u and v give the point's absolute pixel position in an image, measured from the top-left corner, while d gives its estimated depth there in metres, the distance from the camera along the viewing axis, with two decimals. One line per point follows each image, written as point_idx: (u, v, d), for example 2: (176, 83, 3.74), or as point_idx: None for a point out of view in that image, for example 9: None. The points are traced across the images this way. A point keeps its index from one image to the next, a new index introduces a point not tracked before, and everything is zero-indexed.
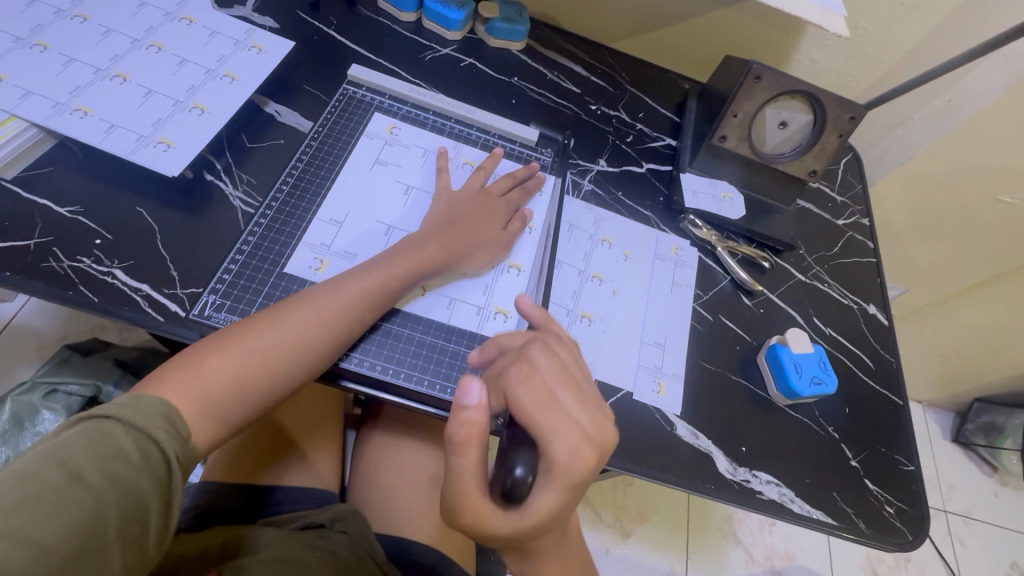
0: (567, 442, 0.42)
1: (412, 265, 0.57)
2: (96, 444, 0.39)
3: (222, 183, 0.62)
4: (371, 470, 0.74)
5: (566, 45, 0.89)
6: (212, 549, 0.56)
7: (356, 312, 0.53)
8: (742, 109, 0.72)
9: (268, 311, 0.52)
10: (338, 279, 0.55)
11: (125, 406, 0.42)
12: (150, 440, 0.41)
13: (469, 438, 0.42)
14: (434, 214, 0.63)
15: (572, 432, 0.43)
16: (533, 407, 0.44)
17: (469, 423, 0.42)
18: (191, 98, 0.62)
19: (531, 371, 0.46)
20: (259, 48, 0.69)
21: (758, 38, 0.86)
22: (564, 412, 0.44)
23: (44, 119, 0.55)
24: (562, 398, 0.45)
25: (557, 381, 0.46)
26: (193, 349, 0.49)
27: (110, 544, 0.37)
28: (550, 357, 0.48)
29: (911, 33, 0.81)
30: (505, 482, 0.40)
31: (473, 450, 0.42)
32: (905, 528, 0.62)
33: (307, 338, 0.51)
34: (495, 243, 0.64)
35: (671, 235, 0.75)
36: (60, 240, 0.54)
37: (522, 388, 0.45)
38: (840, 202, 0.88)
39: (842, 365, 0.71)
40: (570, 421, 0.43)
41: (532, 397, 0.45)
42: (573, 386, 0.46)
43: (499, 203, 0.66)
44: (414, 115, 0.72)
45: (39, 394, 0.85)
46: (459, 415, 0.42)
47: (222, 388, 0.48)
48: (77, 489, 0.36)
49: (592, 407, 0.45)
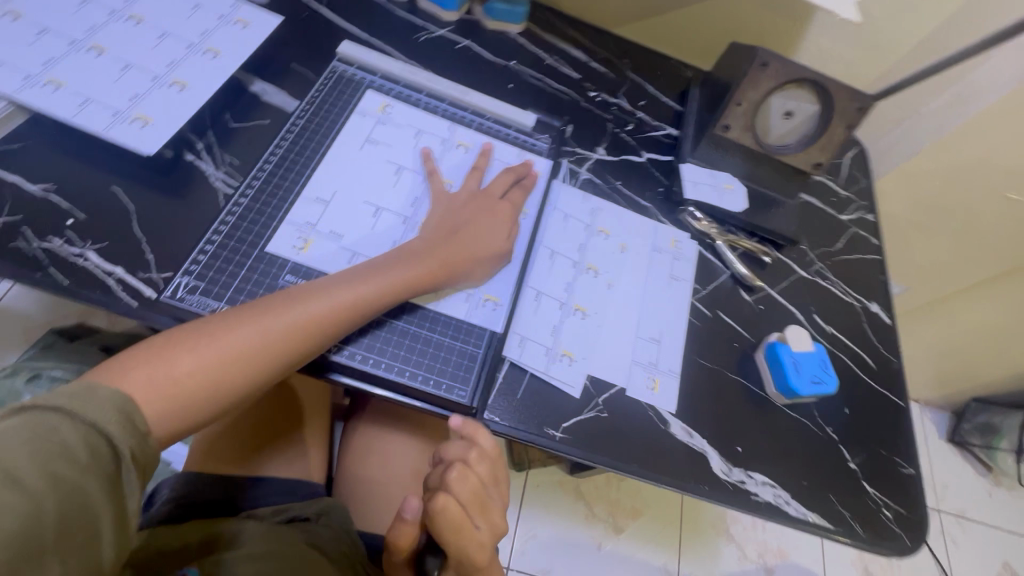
0: (469, 556, 0.52)
1: (411, 274, 0.54)
2: (40, 441, 0.36)
3: (202, 162, 0.59)
4: (356, 462, 0.72)
5: (566, 29, 0.86)
6: (191, 545, 0.54)
7: (340, 321, 0.51)
8: (746, 98, 0.69)
9: (250, 307, 0.49)
10: (329, 281, 0.52)
11: (76, 399, 0.39)
12: (101, 435, 0.39)
13: (402, 543, 0.54)
14: (433, 220, 0.60)
15: (475, 545, 0.52)
16: (445, 535, 0.51)
17: (403, 535, 0.54)
18: (171, 74, 0.59)
19: (447, 500, 0.51)
20: (244, 23, 0.66)
21: (764, 25, 0.84)
22: (471, 533, 0.51)
23: (14, 91, 0.52)
24: (471, 519, 0.52)
25: (470, 506, 0.52)
26: (167, 340, 0.46)
27: (48, 553, 0.35)
28: (467, 480, 0.52)
29: (923, 22, 0.78)
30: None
31: (403, 550, 0.55)
32: (902, 532, 0.61)
33: (287, 342, 0.49)
34: (493, 253, 0.60)
35: (670, 227, 0.73)
36: (30, 219, 0.51)
37: (442, 519, 0.51)
38: (844, 197, 0.85)
39: (842, 365, 0.69)
40: (475, 540, 0.52)
41: (445, 522, 0.51)
42: (482, 504, 0.53)
43: (500, 206, 0.63)
44: (406, 95, 0.70)
45: (22, 379, 0.84)
46: (399, 525, 0.54)
47: (191, 384, 0.46)
48: (13, 491, 0.34)
49: (493, 519, 0.54)
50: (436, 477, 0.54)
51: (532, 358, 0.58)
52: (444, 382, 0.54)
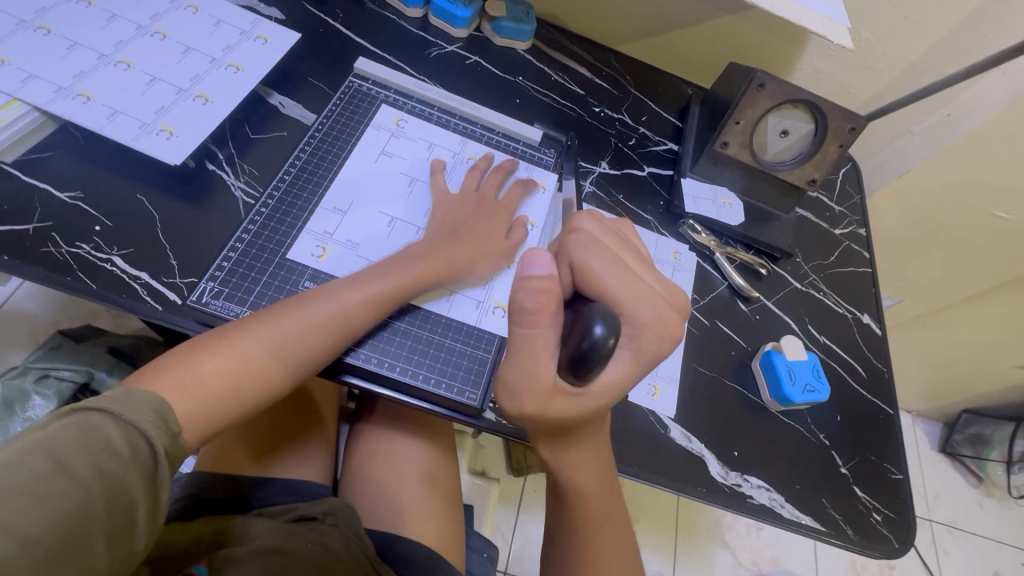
0: (654, 311, 0.45)
1: (418, 272, 0.57)
2: (86, 436, 0.38)
3: (223, 172, 0.62)
4: (363, 464, 0.74)
5: (571, 47, 0.90)
6: (203, 539, 0.56)
7: (353, 322, 0.53)
8: (744, 116, 0.73)
9: (269, 310, 0.52)
10: (342, 282, 0.55)
11: (118, 400, 0.41)
12: (139, 433, 0.41)
13: (542, 307, 0.40)
14: (436, 217, 0.63)
15: (655, 301, 0.45)
16: (605, 268, 0.45)
17: (541, 291, 0.40)
18: (195, 87, 0.62)
19: (590, 238, 0.47)
20: (264, 38, 0.69)
21: (761, 46, 0.87)
22: (632, 275, 0.46)
23: (46, 102, 0.55)
24: (627, 264, 0.47)
25: (622, 247, 0.48)
26: (188, 348, 0.48)
27: (95, 539, 0.37)
28: (604, 227, 0.49)
29: (912, 46, 0.82)
30: (586, 340, 0.39)
31: (548, 317, 0.41)
32: (891, 536, 0.63)
33: (305, 340, 0.51)
34: (495, 246, 0.63)
35: (670, 239, 0.75)
36: (60, 225, 0.53)
37: (590, 254, 0.45)
38: (837, 212, 0.88)
39: (835, 374, 0.72)
40: (647, 288, 0.46)
41: (605, 265, 0.45)
42: (633, 253, 0.49)
43: (498, 207, 0.66)
44: (419, 110, 0.72)
45: (31, 379, 0.84)
46: (531, 281, 0.40)
47: (215, 389, 0.48)
48: (64, 480, 0.36)
49: (656, 275, 0.48)
50: (559, 241, 0.49)
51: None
52: (455, 385, 0.56)
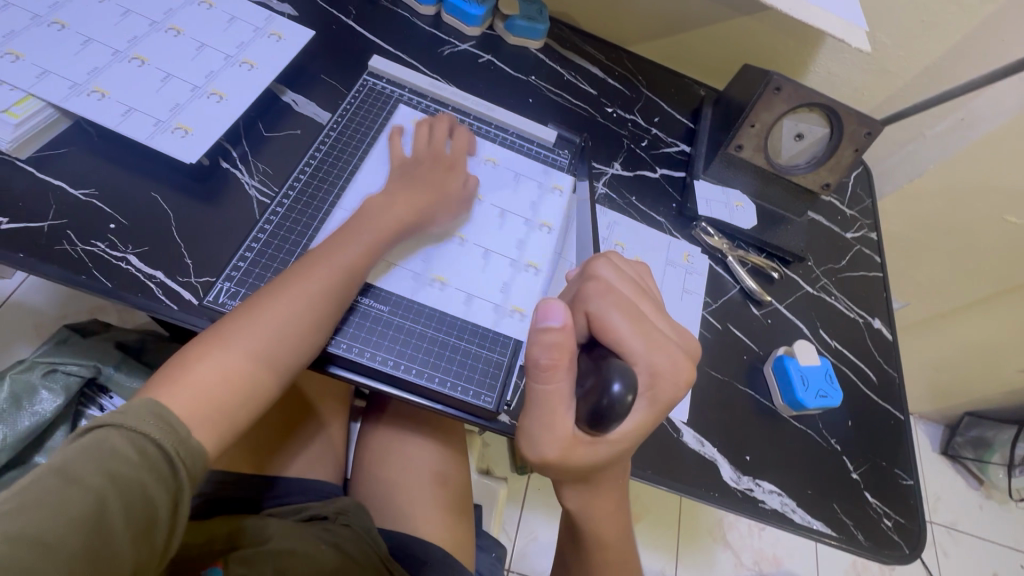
0: (667, 358, 0.46)
1: (375, 236, 0.57)
2: (92, 449, 0.39)
3: (237, 171, 0.61)
4: (375, 463, 0.74)
5: (584, 46, 0.89)
6: (216, 541, 0.56)
7: (325, 290, 0.52)
8: (759, 119, 0.72)
9: (245, 302, 0.52)
10: (308, 259, 0.54)
11: (119, 412, 0.42)
12: (145, 440, 0.41)
13: (557, 361, 0.43)
14: (393, 173, 0.63)
15: (666, 345, 0.47)
16: (624, 319, 0.46)
17: (556, 345, 0.42)
18: (209, 84, 0.61)
19: (608, 287, 0.49)
20: (278, 36, 0.68)
21: (775, 48, 0.86)
22: (647, 326, 0.47)
23: (61, 99, 0.55)
24: (642, 311, 0.48)
25: (638, 296, 0.49)
26: (180, 357, 0.48)
27: (119, 537, 0.38)
28: (620, 275, 0.51)
29: (928, 50, 0.81)
30: (603, 398, 0.41)
31: (563, 371, 0.43)
32: (902, 541, 0.63)
33: (281, 322, 0.50)
34: (450, 199, 0.63)
35: (683, 242, 0.75)
36: (75, 223, 0.53)
37: (606, 304, 0.47)
38: (849, 216, 0.88)
39: (846, 379, 0.72)
40: (660, 333, 0.47)
41: (620, 313, 0.47)
42: (648, 299, 0.50)
43: (450, 161, 0.66)
44: (433, 109, 0.72)
45: (39, 373, 0.82)
46: (546, 337, 0.42)
47: (212, 388, 0.47)
48: (77, 490, 0.37)
49: (669, 320, 0.50)
50: (577, 289, 0.51)
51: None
52: (471, 388, 0.56)
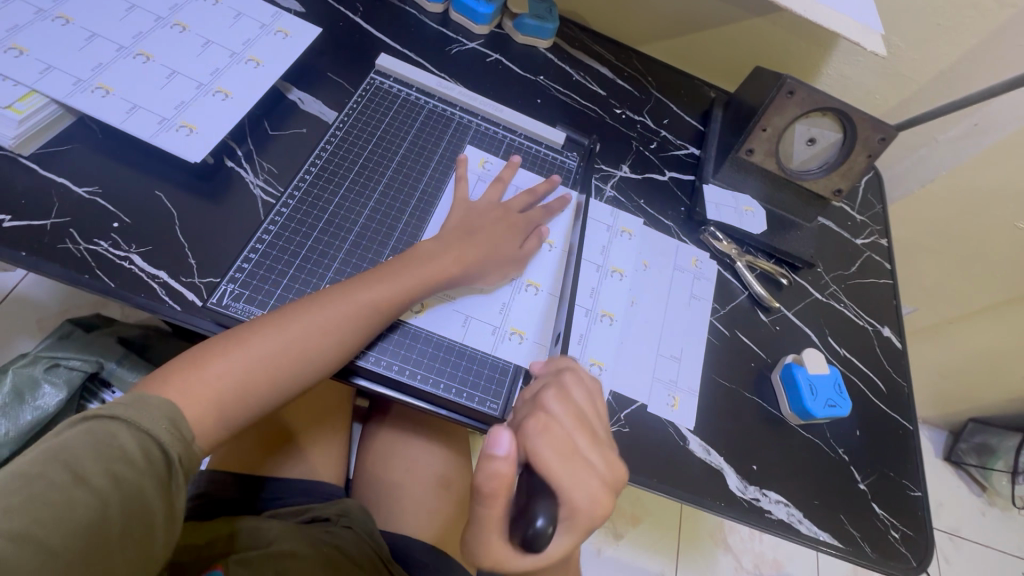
0: (588, 495, 0.43)
1: (422, 276, 0.56)
2: (101, 445, 0.39)
3: (242, 170, 0.61)
4: (377, 465, 0.74)
5: (594, 46, 0.88)
6: (216, 543, 0.56)
7: (360, 325, 0.52)
8: (771, 124, 0.71)
9: (278, 312, 0.51)
10: (344, 287, 0.53)
11: (130, 407, 0.41)
12: (153, 441, 0.41)
13: (498, 489, 0.40)
14: (451, 223, 0.61)
15: (591, 482, 0.43)
16: (555, 456, 0.43)
17: (498, 476, 0.40)
18: (215, 82, 0.60)
19: (549, 421, 0.45)
20: (285, 33, 0.67)
21: (787, 49, 0.85)
22: (578, 461, 0.44)
23: (65, 95, 0.54)
24: (580, 446, 0.45)
25: (575, 427, 0.46)
26: (200, 351, 0.48)
27: (115, 544, 0.38)
28: (567, 403, 0.47)
29: (943, 54, 0.80)
30: (528, 530, 0.39)
31: (499, 502, 0.40)
32: (908, 553, 0.63)
33: (310, 349, 0.50)
34: (508, 260, 0.61)
35: (692, 246, 0.74)
36: (78, 221, 0.53)
37: (542, 440, 0.44)
38: (859, 221, 0.87)
39: (855, 387, 0.71)
40: (589, 469, 0.44)
41: (552, 447, 0.44)
42: (590, 432, 0.46)
43: (518, 219, 0.64)
44: (440, 109, 0.71)
45: (41, 367, 0.81)
46: (487, 467, 0.40)
47: (223, 392, 0.47)
48: (81, 489, 0.37)
49: (608, 452, 0.46)
50: (524, 411, 0.48)
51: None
52: (476, 394, 0.55)
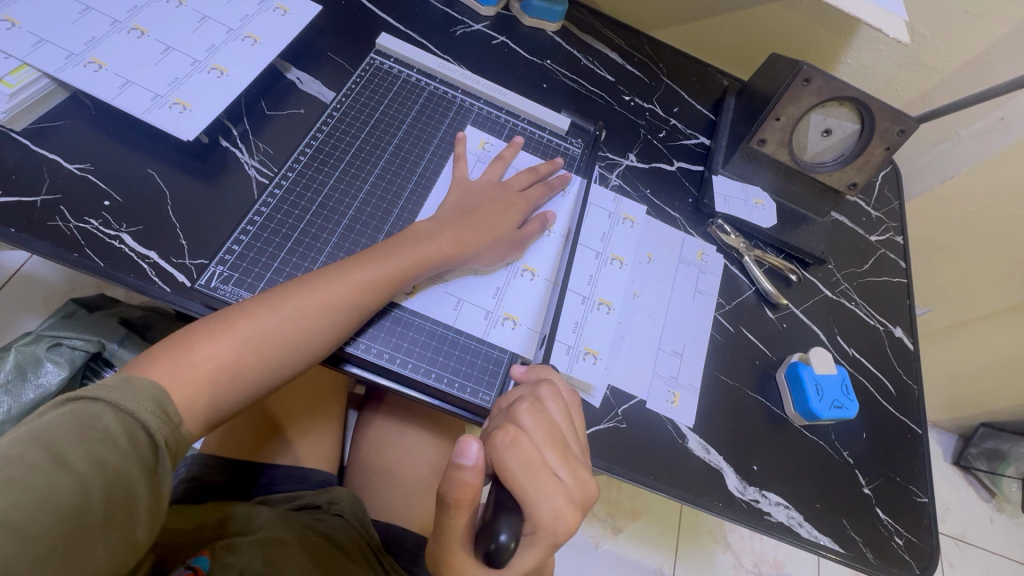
0: (553, 511, 0.42)
1: (413, 260, 0.54)
2: (85, 428, 0.38)
3: (236, 150, 0.59)
4: (370, 454, 0.73)
5: (603, 30, 0.85)
6: (206, 528, 0.56)
7: (351, 308, 0.50)
8: (786, 112, 0.68)
9: (267, 294, 0.50)
10: (335, 269, 0.52)
11: (115, 389, 0.41)
12: (138, 424, 0.41)
13: (462, 500, 0.40)
14: (448, 203, 0.60)
15: (557, 499, 0.42)
16: (521, 473, 0.42)
17: (465, 485, 0.40)
18: (210, 58, 0.59)
19: (518, 434, 0.43)
20: (284, 10, 0.65)
21: (806, 36, 0.82)
22: (547, 476, 0.42)
23: (57, 69, 0.53)
24: (550, 462, 0.43)
25: (547, 446, 0.44)
26: (185, 334, 0.47)
27: (97, 529, 0.38)
28: (540, 416, 0.45)
29: (970, 43, 0.76)
30: (488, 546, 0.39)
31: (463, 513, 0.41)
32: (912, 560, 0.61)
33: (299, 333, 0.49)
34: (505, 243, 0.59)
35: (698, 239, 0.72)
36: (69, 198, 0.52)
37: (509, 454, 0.42)
38: (874, 217, 0.84)
39: (863, 388, 0.69)
40: (557, 486, 0.42)
41: (520, 462, 0.42)
42: (562, 447, 0.44)
43: (518, 199, 0.63)
44: (442, 92, 0.69)
45: (43, 346, 0.80)
46: (455, 477, 0.40)
47: (212, 375, 0.46)
48: (64, 474, 0.36)
49: (580, 468, 0.44)
50: (498, 421, 0.46)
51: (554, 358, 0.58)
52: (469, 385, 0.54)
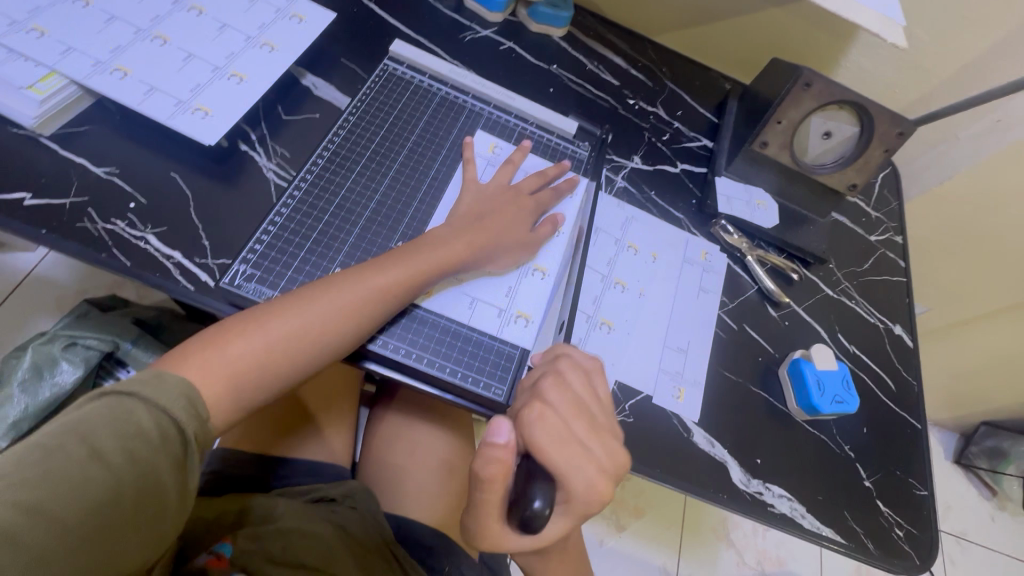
0: (587, 482, 0.44)
1: (433, 260, 0.56)
2: (119, 422, 0.40)
3: (256, 153, 0.61)
4: (382, 450, 0.75)
5: (608, 35, 0.87)
6: (227, 517, 0.58)
7: (376, 306, 0.52)
8: (786, 116, 0.70)
9: (296, 293, 0.51)
10: (359, 269, 0.54)
11: (148, 384, 0.43)
12: (170, 419, 0.42)
13: (494, 476, 0.43)
14: (464, 206, 0.62)
15: (589, 471, 0.45)
16: (549, 442, 0.44)
17: (497, 462, 0.43)
18: (230, 65, 0.61)
19: (544, 409, 0.46)
20: (300, 17, 0.67)
21: (806, 40, 0.83)
22: (577, 446, 0.45)
23: (84, 76, 0.55)
24: (578, 434, 0.46)
25: (572, 417, 0.46)
26: (217, 330, 0.49)
27: (126, 521, 0.39)
28: (565, 390, 0.48)
29: (965, 48, 0.78)
30: (524, 513, 0.42)
31: (497, 487, 0.44)
32: (912, 551, 0.63)
33: (329, 330, 0.51)
34: (518, 243, 0.62)
35: (702, 239, 0.74)
36: (95, 201, 0.54)
37: (538, 429, 0.45)
38: (874, 218, 0.86)
39: (863, 384, 0.71)
40: (587, 457, 0.45)
41: (547, 435, 0.45)
42: (588, 419, 0.47)
43: (529, 201, 0.65)
44: (453, 97, 0.71)
45: (59, 346, 0.82)
46: (485, 453, 0.43)
47: (243, 371, 0.48)
48: (98, 466, 0.38)
49: (607, 437, 0.47)
50: (523, 400, 0.49)
51: None
52: (482, 380, 0.56)
